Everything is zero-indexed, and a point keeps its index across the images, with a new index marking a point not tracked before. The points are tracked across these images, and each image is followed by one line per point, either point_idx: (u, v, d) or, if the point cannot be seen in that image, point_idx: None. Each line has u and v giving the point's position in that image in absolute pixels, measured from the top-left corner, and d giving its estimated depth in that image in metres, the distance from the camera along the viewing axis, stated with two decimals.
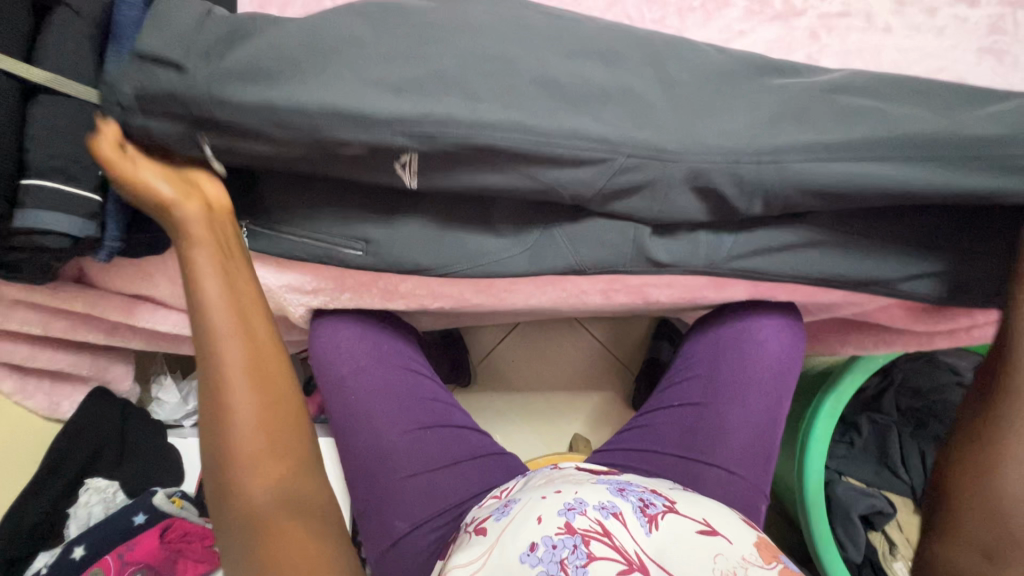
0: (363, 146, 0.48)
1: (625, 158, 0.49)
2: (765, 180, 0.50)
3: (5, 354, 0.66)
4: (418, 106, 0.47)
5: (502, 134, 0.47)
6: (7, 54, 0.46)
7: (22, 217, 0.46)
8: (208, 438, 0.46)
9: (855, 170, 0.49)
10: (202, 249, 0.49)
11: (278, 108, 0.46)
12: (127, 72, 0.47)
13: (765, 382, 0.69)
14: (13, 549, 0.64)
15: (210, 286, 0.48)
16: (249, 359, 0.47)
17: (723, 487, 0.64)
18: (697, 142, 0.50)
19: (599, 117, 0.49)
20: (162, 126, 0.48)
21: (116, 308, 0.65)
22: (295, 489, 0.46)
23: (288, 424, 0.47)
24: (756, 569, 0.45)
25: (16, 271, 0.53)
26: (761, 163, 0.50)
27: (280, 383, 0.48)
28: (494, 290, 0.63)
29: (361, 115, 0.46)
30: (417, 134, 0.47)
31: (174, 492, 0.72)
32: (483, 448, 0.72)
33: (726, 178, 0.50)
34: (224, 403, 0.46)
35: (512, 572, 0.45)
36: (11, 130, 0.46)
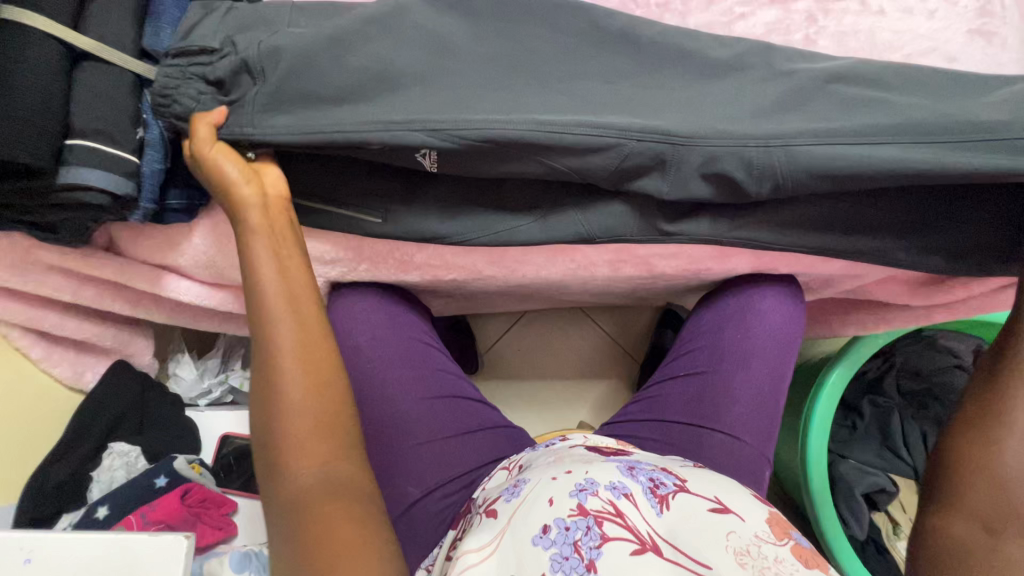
0: (379, 134, 0.52)
1: (634, 141, 0.53)
2: (770, 160, 0.53)
3: (35, 320, 0.70)
4: (462, 117, 0.52)
5: (511, 129, 0.52)
6: (57, 23, 0.49)
7: (67, 175, 0.50)
8: (257, 418, 0.47)
9: (853, 156, 0.52)
10: (256, 237, 0.51)
11: (314, 124, 0.53)
12: (184, 75, 0.53)
13: (768, 352, 0.72)
14: (39, 508, 0.67)
15: (264, 271, 0.50)
16: (298, 338, 0.48)
17: (728, 452, 0.66)
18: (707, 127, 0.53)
19: (610, 114, 0.54)
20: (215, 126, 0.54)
21: (142, 277, 0.67)
22: (339, 469, 0.45)
23: (337, 404, 0.48)
24: (770, 548, 0.42)
25: (55, 233, 0.57)
26: (768, 147, 0.53)
27: (326, 364, 0.49)
28: (507, 260, 0.66)
29: (386, 119, 0.52)
30: (447, 135, 0.52)
31: (194, 459, 0.75)
32: (493, 418, 0.74)
33: (732, 160, 0.53)
34: (276, 382, 0.47)
35: (523, 554, 0.42)
36: (60, 91, 0.49)
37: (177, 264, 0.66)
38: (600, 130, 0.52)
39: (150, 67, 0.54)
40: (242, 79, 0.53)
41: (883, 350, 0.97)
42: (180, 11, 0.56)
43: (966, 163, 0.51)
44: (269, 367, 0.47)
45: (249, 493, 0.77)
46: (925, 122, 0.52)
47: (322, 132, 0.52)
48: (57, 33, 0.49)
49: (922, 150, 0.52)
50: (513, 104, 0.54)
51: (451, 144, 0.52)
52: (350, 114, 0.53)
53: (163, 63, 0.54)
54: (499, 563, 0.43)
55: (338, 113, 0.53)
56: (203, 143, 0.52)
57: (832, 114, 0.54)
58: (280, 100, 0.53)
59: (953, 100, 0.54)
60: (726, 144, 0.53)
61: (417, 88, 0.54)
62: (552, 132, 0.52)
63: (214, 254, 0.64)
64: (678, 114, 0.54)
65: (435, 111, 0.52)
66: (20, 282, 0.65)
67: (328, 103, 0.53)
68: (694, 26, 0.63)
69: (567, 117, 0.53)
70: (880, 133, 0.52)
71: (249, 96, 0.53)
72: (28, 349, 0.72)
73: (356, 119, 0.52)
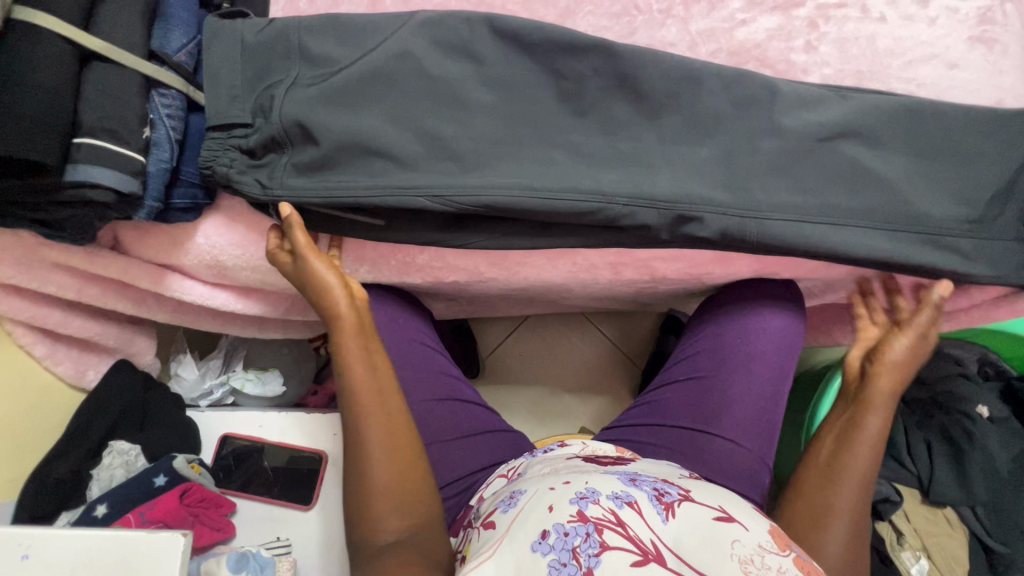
0: (389, 198, 0.54)
1: (620, 206, 0.55)
2: (748, 233, 0.56)
3: (39, 318, 0.70)
4: (461, 182, 0.54)
5: (505, 197, 0.54)
6: (68, 23, 0.50)
7: (74, 172, 0.50)
8: (350, 482, 0.51)
9: (825, 235, 0.56)
10: (345, 332, 0.56)
11: (327, 189, 0.55)
12: (222, 147, 0.56)
13: (770, 356, 0.71)
14: (40, 506, 0.67)
15: (353, 360, 0.55)
16: (384, 416, 0.53)
17: (730, 459, 0.65)
18: (687, 194, 0.55)
19: (598, 177, 0.55)
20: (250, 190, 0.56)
21: (146, 276, 0.68)
22: (419, 538, 0.49)
23: (419, 476, 0.51)
24: (774, 557, 0.42)
25: (60, 231, 0.57)
26: (746, 219, 0.55)
27: (408, 438, 0.53)
28: (508, 263, 0.65)
29: (395, 188, 0.54)
30: (448, 199, 0.54)
31: (193, 458, 0.75)
32: (494, 423, 0.74)
33: (715, 227, 0.56)
34: (365, 455, 0.51)
35: (522, 562, 0.42)
36: (70, 89, 0.50)
37: (181, 263, 0.66)
38: (588, 198, 0.54)
39: (159, 68, 0.55)
40: (271, 150, 0.57)
41: None
42: (190, 15, 0.57)
43: (920, 259, 0.57)
44: (359, 443, 0.51)
45: (247, 494, 0.77)
46: (891, 208, 0.57)
47: (338, 194, 0.55)
48: (66, 33, 0.50)
49: (891, 236, 0.57)
50: (508, 166, 0.55)
51: (451, 211, 0.55)
52: (363, 178, 0.55)
53: (172, 64, 0.55)
54: (496, 567, 0.43)
55: (349, 170, 0.56)
56: (300, 248, 0.57)
57: (812, 185, 0.57)
58: (306, 170, 0.56)
59: (930, 158, 0.57)
60: (708, 199, 0.55)
61: (408, 146, 0.55)
62: (545, 198, 0.54)
63: (217, 252, 0.64)
64: (664, 177, 0.55)
65: (442, 176, 0.55)
66: (24, 278, 0.66)
67: (344, 169, 0.56)
68: (696, 32, 0.64)
69: (558, 181, 0.54)
70: (851, 218, 0.56)
71: (278, 163, 0.57)
72: (32, 347, 0.73)
73: (365, 181, 0.55)
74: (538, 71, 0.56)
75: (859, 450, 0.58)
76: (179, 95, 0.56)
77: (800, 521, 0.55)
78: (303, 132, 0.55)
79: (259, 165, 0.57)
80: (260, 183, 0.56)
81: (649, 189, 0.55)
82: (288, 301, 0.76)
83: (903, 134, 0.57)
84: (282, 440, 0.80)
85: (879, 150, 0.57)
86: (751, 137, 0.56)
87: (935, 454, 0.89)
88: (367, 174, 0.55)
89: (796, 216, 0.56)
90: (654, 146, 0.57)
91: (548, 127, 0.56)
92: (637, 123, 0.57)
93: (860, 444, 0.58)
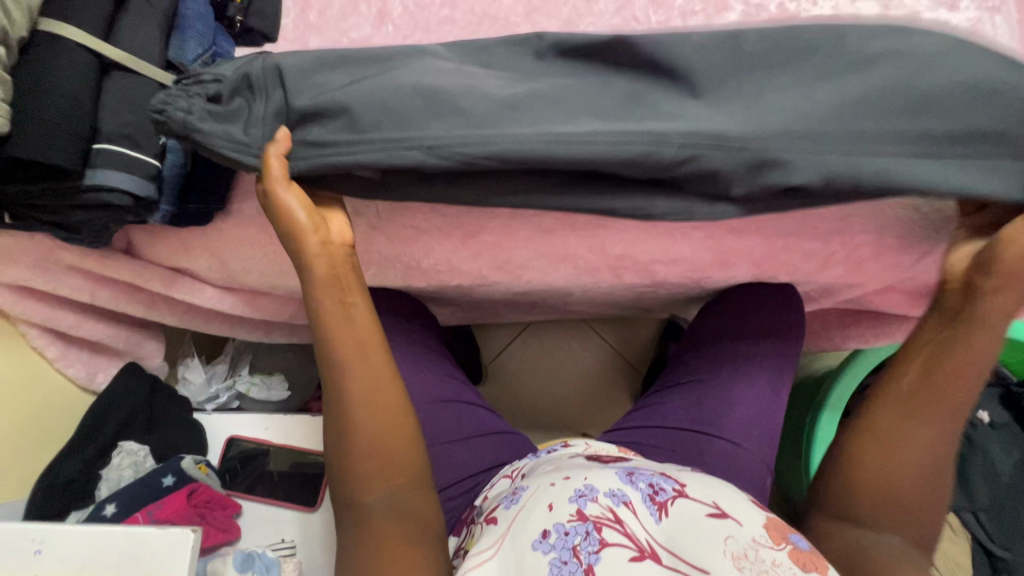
0: (384, 151, 0.47)
1: (674, 149, 0.45)
2: (858, 181, 0.45)
3: (52, 320, 0.72)
4: (470, 133, 0.46)
5: (521, 140, 0.46)
6: (89, 32, 0.52)
7: (94, 175, 0.52)
8: (333, 445, 0.50)
9: (923, 172, 0.45)
10: (320, 290, 0.50)
11: (317, 144, 0.49)
12: (186, 95, 0.50)
13: (766, 358, 0.73)
14: (50, 505, 0.69)
15: (328, 321, 0.49)
16: (368, 382, 0.49)
17: (729, 459, 0.66)
18: (762, 129, 0.45)
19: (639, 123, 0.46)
20: (220, 138, 0.49)
21: (157, 278, 0.70)
22: (406, 501, 0.49)
23: (403, 442, 0.50)
24: (768, 551, 0.42)
25: (77, 233, 0.60)
26: (852, 164, 0.45)
27: (394, 405, 0.50)
28: (511, 266, 0.66)
29: (389, 140, 0.47)
30: (449, 151, 0.46)
31: (200, 459, 0.76)
32: (496, 425, 0.74)
33: (807, 167, 0.45)
34: (347, 419, 0.49)
35: (523, 560, 0.43)
36: (91, 97, 0.52)
37: (191, 266, 0.68)
38: (634, 139, 0.45)
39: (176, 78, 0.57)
40: (240, 95, 0.50)
41: None
42: (201, 23, 0.59)
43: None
44: (340, 406, 0.49)
45: (252, 496, 0.78)
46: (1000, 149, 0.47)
47: (324, 153, 0.48)
48: (87, 42, 0.51)
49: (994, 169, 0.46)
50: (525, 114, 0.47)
51: (456, 164, 0.47)
52: (347, 133, 0.48)
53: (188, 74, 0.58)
54: (499, 565, 0.44)
55: (332, 126, 0.48)
56: (269, 177, 0.48)
57: (910, 119, 0.45)
58: (285, 123, 0.49)
59: None
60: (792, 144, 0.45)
61: (405, 99, 0.47)
62: (575, 140, 0.45)
63: (227, 256, 0.66)
64: (729, 118, 0.45)
65: (443, 126, 0.46)
66: (40, 281, 0.68)
67: (327, 118, 0.49)
68: None
69: (590, 134, 0.45)
70: (953, 156, 0.46)
71: (248, 110, 0.50)
72: (44, 349, 0.74)
73: (355, 134, 0.48)
74: None
75: (946, 380, 0.51)
76: None
77: (863, 461, 0.51)
78: (280, 77, 0.49)
79: (230, 114, 0.50)
80: (233, 138, 0.49)
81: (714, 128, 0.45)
82: (295, 305, 0.77)
83: None
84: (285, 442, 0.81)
85: None
86: None
87: None
88: (351, 129, 0.48)
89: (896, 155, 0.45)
90: None
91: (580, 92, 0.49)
92: None
93: (949, 375, 0.50)
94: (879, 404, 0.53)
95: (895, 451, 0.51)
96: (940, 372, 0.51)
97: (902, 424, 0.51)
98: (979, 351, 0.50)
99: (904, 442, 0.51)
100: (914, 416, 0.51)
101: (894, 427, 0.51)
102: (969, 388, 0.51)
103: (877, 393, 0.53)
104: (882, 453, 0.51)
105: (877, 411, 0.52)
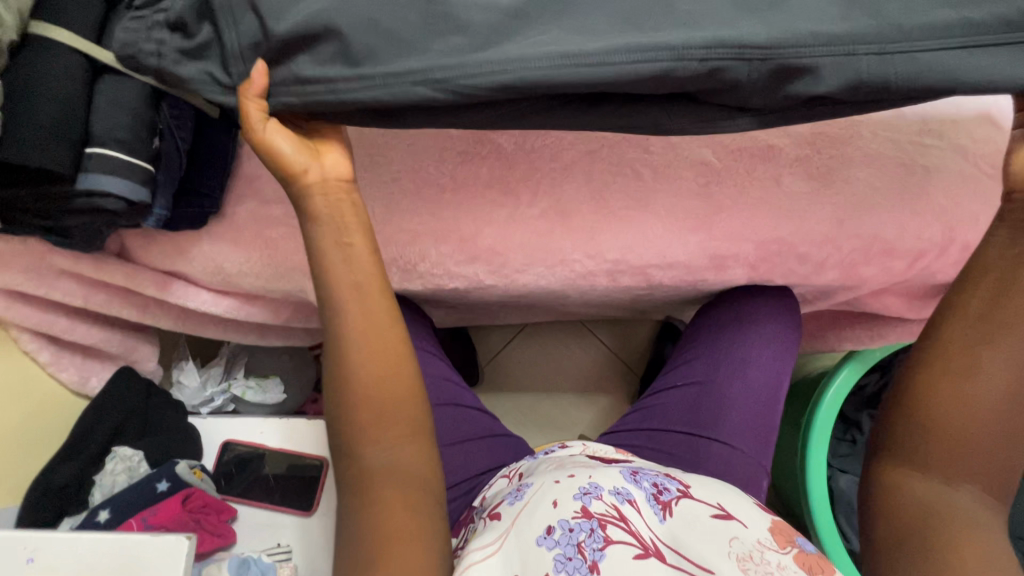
0: (385, 88, 0.42)
1: (691, 63, 0.41)
2: (882, 77, 0.42)
3: (44, 325, 0.71)
4: (473, 58, 0.41)
5: (535, 64, 0.41)
6: (81, 35, 0.51)
7: (85, 180, 0.52)
8: (332, 399, 0.48)
9: (959, 63, 0.42)
10: (317, 229, 0.48)
11: (304, 75, 0.44)
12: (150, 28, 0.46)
13: (762, 360, 0.73)
14: (41, 511, 0.68)
15: (328, 264, 0.47)
16: (366, 333, 0.47)
17: (727, 461, 0.66)
18: (788, 36, 0.41)
19: (654, 26, 0.41)
20: (197, 75, 0.46)
21: (151, 283, 0.69)
22: (406, 460, 0.47)
23: (405, 398, 0.48)
24: (773, 554, 0.42)
25: (70, 238, 0.59)
26: (883, 55, 0.42)
27: (394, 357, 0.48)
28: (507, 270, 0.66)
29: (389, 72, 0.42)
30: (453, 87, 0.42)
31: (195, 465, 0.76)
32: (493, 428, 0.74)
33: (834, 74, 0.42)
34: (346, 371, 0.47)
35: (527, 556, 0.43)
36: (82, 100, 0.51)
37: (186, 270, 0.68)
38: (655, 52, 0.41)
39: None
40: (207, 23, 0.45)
41: (881, 364, 0.96)
42: None
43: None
44: (338, 357, 0.47)
45: (248, 500, 0.77)
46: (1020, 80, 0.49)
47: (316, 92, 0.44)
48: (77, 45, 0.51)
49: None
50: (539, 29, 0.42)
51: (461, 98, 0.42)
52: (343, 65, 0.43)
53: None
54: (502, 561, 0.44)
55: (324, 54, 0.43)
56: (250, 122, 0.46)
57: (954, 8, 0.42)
58: (263, 57, 0.45)
59: None
60: (825, 50, 0.41)
61: (405, 22, 0.42)
62: (590, 60, 0.40)
63: (222, 260, 0.66)
64: (749, 22, 0.42)
65: (448, 55, 0.42)
66: (31, 286, 0.67)
67: (314, 43, 0.43)
68: None
69: (609, 42, 0.41)
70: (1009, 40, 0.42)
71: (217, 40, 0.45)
72: (37, 353, 0.74)
73: (347, 64, 0.43)
74: None
75: (1014, 315, 0.46)
76: (189, 111, 0.57)
77: (928, 402, 0.47)
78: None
79: (203, 48, 0.46)
80: (213, 79, 0.46)
81: (733, 34, 0.41)
82: (290, 308, 0.77)
83: None
84: (282, 446, 0.81)
85: None
86: None
87: None
88: (344, 59, 0.43)
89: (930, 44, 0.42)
90: None
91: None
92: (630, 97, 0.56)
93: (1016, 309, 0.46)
94: (949, 334, 0.48)
95: (964, 398, 0.45)
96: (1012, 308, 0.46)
97: (971, 367, 0.46)
98: None
99: (978, 379, 0.46)
100: (994, 349, 0.46)
101: (967, 359, 0.46)
102: None
103: (941, 317, 0.49)
104: (952, 393, 0.46)
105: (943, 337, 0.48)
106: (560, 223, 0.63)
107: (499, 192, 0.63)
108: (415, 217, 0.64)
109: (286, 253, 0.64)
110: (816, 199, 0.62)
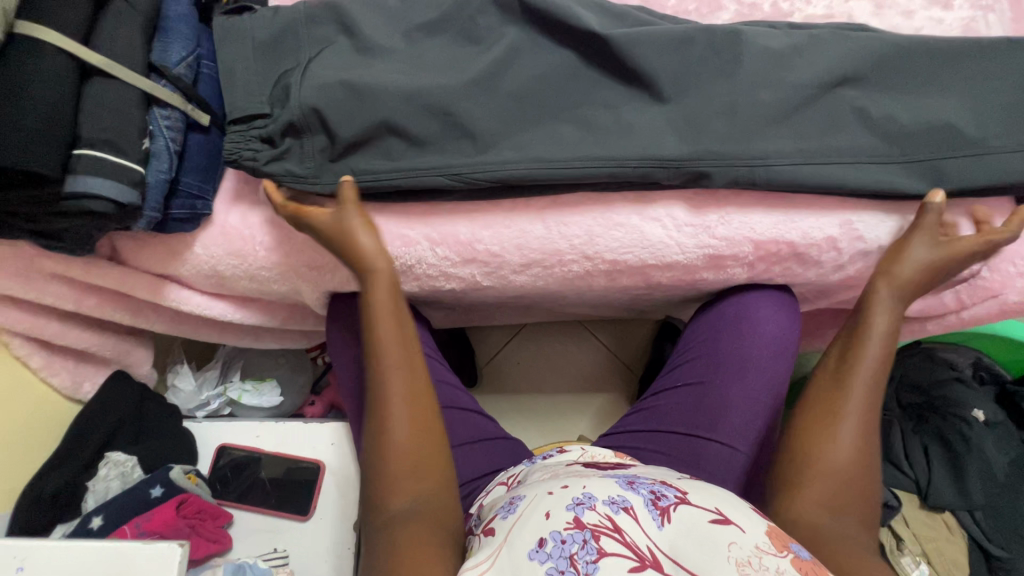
0: (413, 174, 0.59)
1: (632, 168, 0.58)
2: (756, 180, 0.59)
3: (36, 329, 0.71)
4: (480, 159, 0.59)
5: (519, 167, 0.58)
6: (71, 38, 0.52)
7: (73, 182, 0.51)
8: (372, 445, 0.52)
9: (822, 146, 0.59)
10: (382, 284, 0.58)
11: (356, 167, 0.60)
12: (241, 133, 0.59)
13: (766, 361, 0.71)
14: (35, 517, 0.68)
15: (382, 317, 0.57)
16: (408, 379, 0.55)
17: (726, 463, 0.66)
18: (695, 152, 0.58)
19: (607, 143, 0.59)
20: (286, 167, 0.60)
21: (144, 286, 0.68)
22: (434, 505, 0.49)
23: (434, 440, 0.52)
24: (772, 559, 0.41)
25: (58, 241, 0.58)
26: (752, 167, 0.59)
27: (428, 401, 0.54)
28: (502, 271, 0.66)
29: (415, 168, 0.60)
30: (465, 177, 0.59)
31: (190, 469, 0.75)
32: (491, 432, 0.73)
33: (724, 176, 0.59)
34: (385, 417, 0.53)
35: (520, 571, 0.42)
36: (70, 102, 0.51)
37: (179, 273, 0.67)
38: (598, 163, 0.58)
39: (158, 83, 0.56)
40: (288, 137, 0.60)
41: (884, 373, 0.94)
42: (188, 26, 0.60)
43: (937, 134, 0.59)
44: (380, 401, 0.54)
45: (243, 505, 0.77)
46: (923, 112, 0.59)
47: (363, 177, 0.60)
48: (68, 48, 0.51)
49: (883, 154, 0.60)
50: (517, 140, 0.59)
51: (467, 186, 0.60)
52: (380, 158, 0.61)
53: (172, 77, 0.57)
54: None
55: (368, 153, 0.61)
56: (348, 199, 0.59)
57: (814, 133, 0.60)
58: (331, 156, 0.61)
59: (947, 72, 0.61)
60: (719, 162, 0.58)
61: (427, 125, 0.59)
62: (556, 167, 0.58)
63: (215, 262, 0.65)
64: (671, 139, 0.59)
65: (461, 158, 0.59)
66: (23, 290, 0.66)
67: (366, 150, 0.61)
68: None
69: (567, 151, 0.59)
70: (858, 141, 0.60)
71: (295, 147, 0.60)
72: (28, 358, 0.73)
73: (386, 163, 0.60)
74: (538, 72, 0.60)
75: (869, 345, 0.57)
76: (180, 114, 0.58)
77: (813, 419, 0.55)
78: (319, 119, 0.59)
79: (286, 151, 0.61)
80: (293, 171, 0.60)
81: (658, 151, 0.58)
82: (286, 309, 0.76)
83: (902, 77, 0.61)
84: (278, 450, 0.80)
85: (889, 83, 0.61)
86: (727, 127, 0.59)
87: (933, 460, 0.87)
88: (386, 156, 0.61)
89: (802, 160, 0.58)
90: (631, 117, 0.60)
91: (564, 99, 0.61)
92: (609, 125, 0.60)
93: (868, 346, 0.57)
94: (830, 359, 0.59)
95: (831, 424, 0.54)
96: (864, 353, 0.57)
97: (834, 399, 0.55)
98: (892, 305, 0.59)
99: (844, 390, 0.55)
100: (855, 368, 0.57)
101: (838, 376, 0.57)
102: (892, 332, 0.58)
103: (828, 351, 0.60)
104: (827, 407, 0.55)
105: (827, 363, 0.59)
106: (558, 223, 0.62)
107: (495, 192, 0.62)
108: (410, 218, 0.63)
109: (279, 254, 0.64)
110: (816, 198, 0.62)
